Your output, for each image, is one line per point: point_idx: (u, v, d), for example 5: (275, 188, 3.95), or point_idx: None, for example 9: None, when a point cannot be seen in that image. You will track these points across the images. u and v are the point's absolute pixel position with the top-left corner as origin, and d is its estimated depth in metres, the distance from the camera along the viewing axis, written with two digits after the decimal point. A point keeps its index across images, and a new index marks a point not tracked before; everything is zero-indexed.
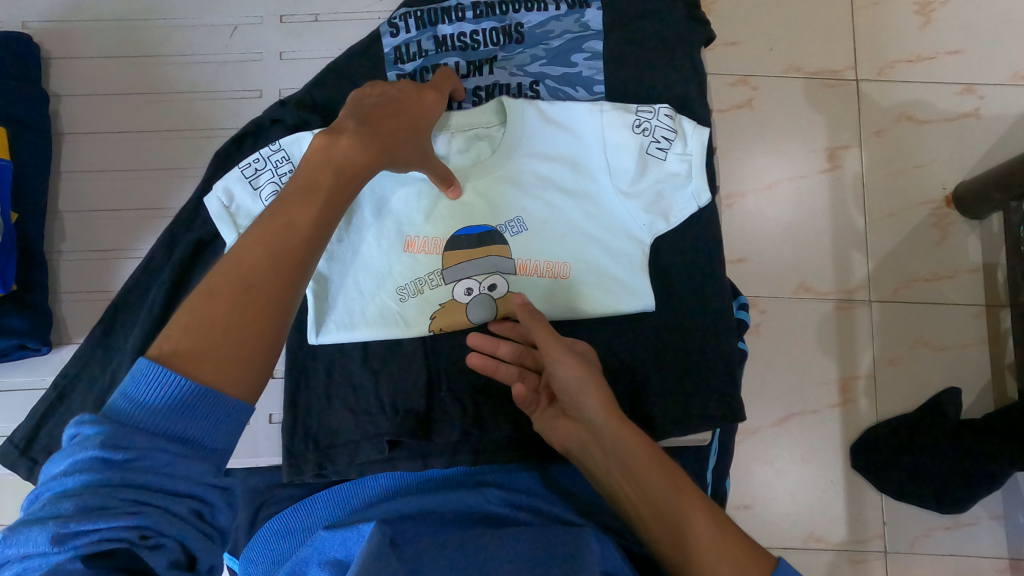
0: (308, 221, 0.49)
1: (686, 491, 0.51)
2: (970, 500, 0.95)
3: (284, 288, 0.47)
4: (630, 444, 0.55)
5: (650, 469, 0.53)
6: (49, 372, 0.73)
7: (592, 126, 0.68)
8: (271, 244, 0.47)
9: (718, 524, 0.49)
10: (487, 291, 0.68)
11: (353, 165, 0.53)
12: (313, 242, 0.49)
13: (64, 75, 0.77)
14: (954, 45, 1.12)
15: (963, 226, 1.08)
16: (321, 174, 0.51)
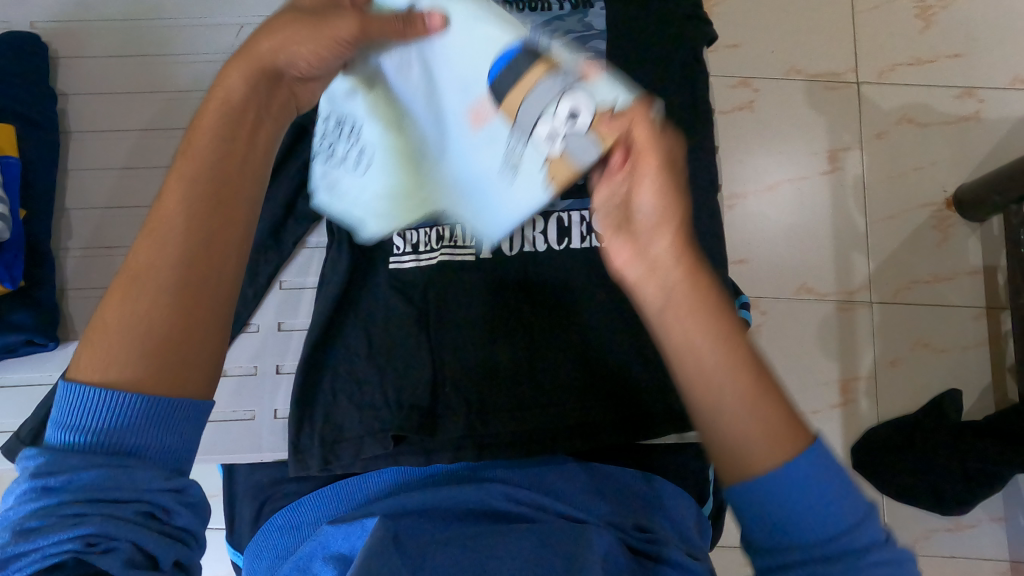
0: (183, 185, 0.45)
1: (734, 354, 0.43)
2: (973, 500, 0.95)
3: (197, 267, 0.44)
4: (698, 302, 0.43)
5: (699, 323, 0.43)
6: (56, 367, 0.74)
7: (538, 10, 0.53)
8: (157, 233, 0.44)
9: (752, 400, 0.42)
10: (569, 122, 0.43)
11: (216, 109, 0.48)
12: (206, 198, 0.46)
13: (70, 74, 0.78)
14: (954, 49, 1.13)
15: (963, 229, 1.09)
16: (190, 133, 0.48)
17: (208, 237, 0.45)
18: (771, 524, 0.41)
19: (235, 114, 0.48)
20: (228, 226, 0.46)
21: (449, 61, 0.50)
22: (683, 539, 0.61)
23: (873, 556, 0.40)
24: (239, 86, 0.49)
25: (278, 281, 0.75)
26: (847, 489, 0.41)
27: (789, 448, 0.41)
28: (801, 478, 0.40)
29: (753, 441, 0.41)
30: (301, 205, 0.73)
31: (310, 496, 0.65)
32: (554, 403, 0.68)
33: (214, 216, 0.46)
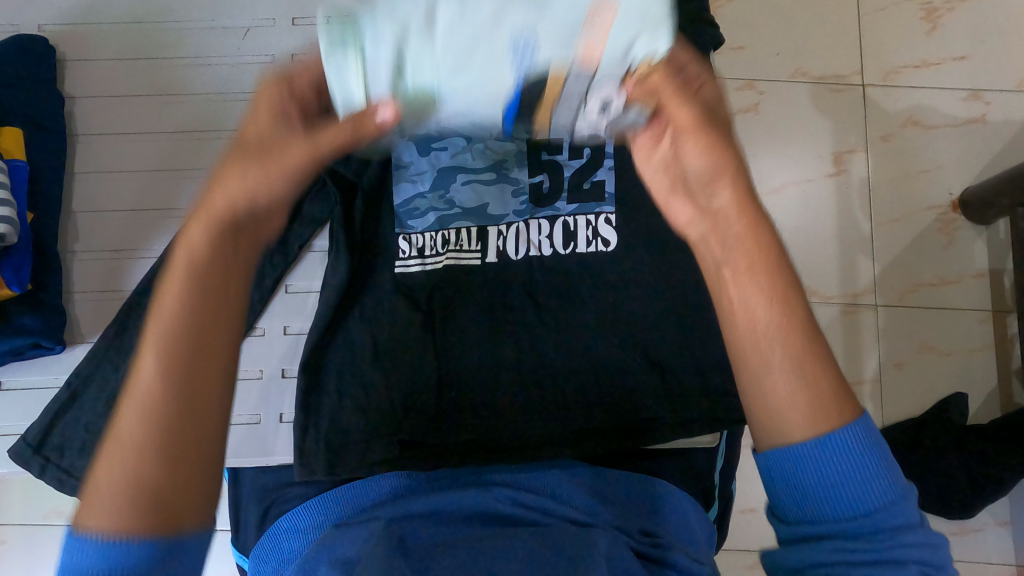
0: (156, 345, 0.47)
1: (786, 305, 0.48)
2: (976, 505, 0.96)
3: (176, 422, 0.46)
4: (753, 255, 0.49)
5: (757, 281, 0.48)
6: (62, 370, 0.74)
7: None
8: (139, 396, 0.46)
9: (796, 359, 0.47)
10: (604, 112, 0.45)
11: (181, 268, 0.48)
12: (179, 355, 0.47)
13: (78, 77, 0.78)
14: (960, 51, 1.13)
15: (969, 232, 1.08)
16: (161, 294, 0.48)
17: (188, 387, 0.47)
18: (804, 495, 0.45)
19: (199, 263, 0.48)
20: (204, 377, 0.47)
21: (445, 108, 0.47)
22: (691, 545, 0.61)
23: (904, 533, 0.44)
24: (201, 237, 0.48)
25: (284, 284, 0.75)
26: (885, 470, 0.45)
27: (830, 419, 0.46)
28: (834, 450, 0.45)
29: (790, 410, 0.47)
30: (307, 209, 0.72)
31: (311, 502, 0.63)
32: (560, 408, 0.68)
33: (193, 366, 0.47)
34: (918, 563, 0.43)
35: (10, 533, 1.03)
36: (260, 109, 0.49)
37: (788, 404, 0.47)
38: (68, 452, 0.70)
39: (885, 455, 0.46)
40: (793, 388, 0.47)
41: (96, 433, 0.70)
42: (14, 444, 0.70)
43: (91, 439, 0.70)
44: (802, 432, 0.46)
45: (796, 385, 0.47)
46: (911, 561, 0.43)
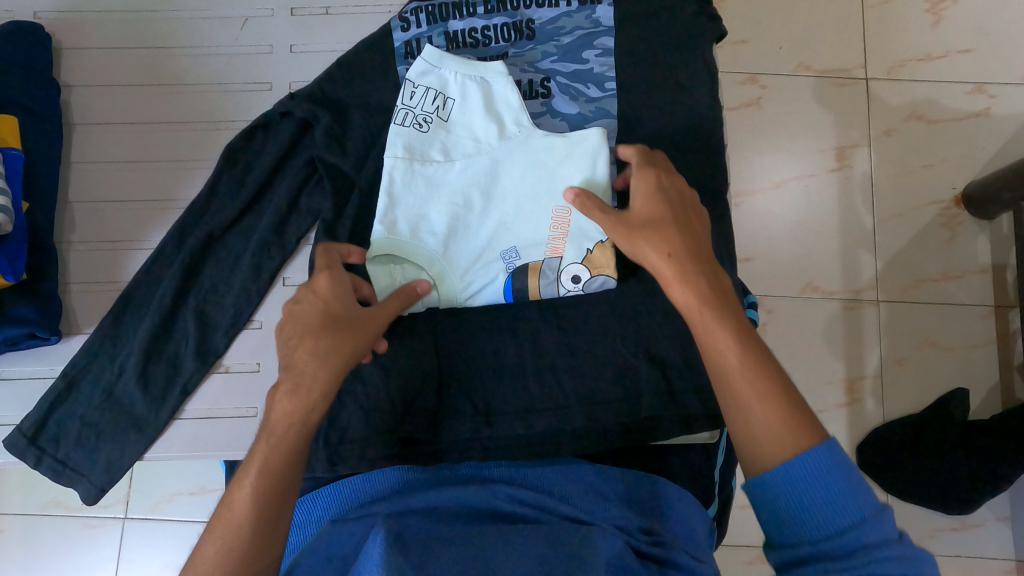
0: (258, 488, 0.51)
1: (734, 341, 0.52)
2: (978, 500, 0.96)
3: (252, 567, 0.50)
4: (684, 299, 0.55)
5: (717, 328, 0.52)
6: (58, 361, 0.73)
7: (439, 192, 0.68)
8: (225, 533, 0.50)
9: (765, 397, 0.49)
10: (578, 280, 0.68)
11: (295, 427, 0.54)
12: (275, 505, 0.51)
13: (74, 65, 0.77)
14: (965, 44, 1.12)
15: (972, 226, 1.08)
16: (269, 431, 0.54)
17: (277, 506, 0.51)
18: (784, 518, 0.47)
19: (308, 425, 0.54)
20: (282, 527, 0.52)
21: (470, 245, 0.69)
22: (691, 541, 0.61)
23: (882, 549, 0.44)
24: (317, 404, 0.55)
25: (282, 277, 0.73)
26: (856, 486, 0.46)
27: (787, 446, 0.48)
28: (805, 474, 0.47)
29: (757, 426, 0.49)
30: (304, 201, 0.73)
31: (311, 496, 0.65)
32: (562, 405, 0.67)
33: (280, 502, 0.52)
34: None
35: (9, 524, 1.03)
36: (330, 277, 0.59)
37: (753, 423, 0.49)
38: (64, 442, 0.70)
39: (855, 473, 0.47)
40: (760, 412, 0.49)
41: (92, 424, 0.70)
42: (9, 434, 0.70)
43: (87, 430, 0.70)
44: (771, 461, 0.48)
45: (763, 409, 0.49)
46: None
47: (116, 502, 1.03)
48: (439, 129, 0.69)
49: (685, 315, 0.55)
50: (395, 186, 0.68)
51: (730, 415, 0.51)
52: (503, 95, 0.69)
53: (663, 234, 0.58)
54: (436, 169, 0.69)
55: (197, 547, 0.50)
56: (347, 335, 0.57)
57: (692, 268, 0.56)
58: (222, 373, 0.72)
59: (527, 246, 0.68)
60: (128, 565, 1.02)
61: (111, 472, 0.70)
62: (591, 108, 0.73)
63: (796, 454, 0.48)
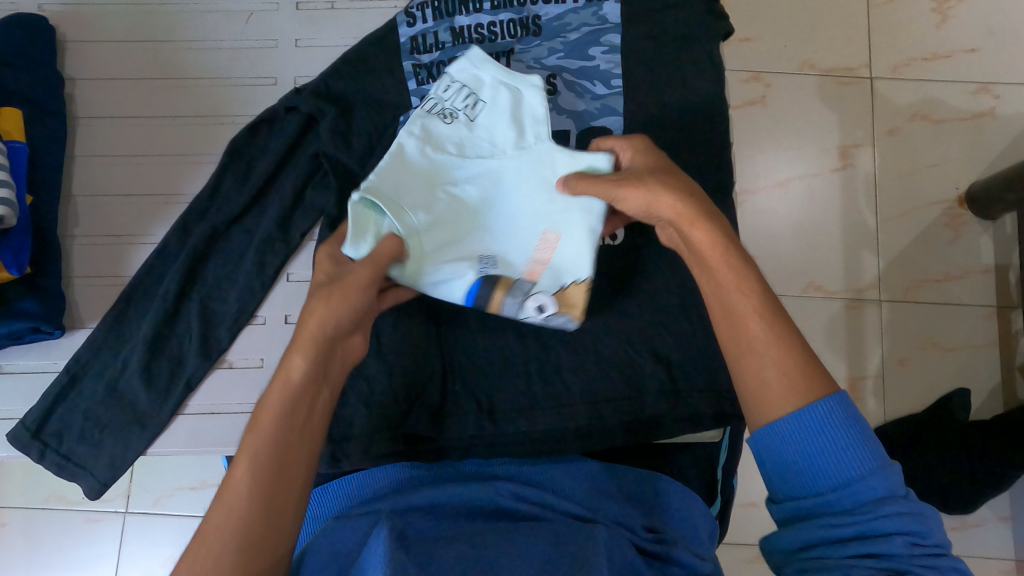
0: (250, 454, 0.49)
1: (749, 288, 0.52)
2: (980, 500, 0.97)
3: (261, 532, 0.48)
4: (700, 244, 0.54)
5: (730, 275, 0.53)
6: (61, 355, 0.73)
7: (439, 179, 0.63)
8: (228, 502, 0.48)
9: (776, 339, 0.50)
10: (541, 306, 0.61)
11: (280, 389, 0.51)
12: (273, 469, 0.49)
13: (78, 58, 0.77)
14: (970, 44, 1.11)
15: (975, 227, 1.08)
16: (261, 402, 0.51)
17: (277, 469, 0.49)
18: (793, 472, 0.48)
19: (296, 386, 0.51)
20: (290, 492, 0.50)
21: (451, 242, 0.63)
22: (695, 540, 0.61)
23: (888, 504, 0.45)
24: (302, 364, 0.52)
25: (286, 273, 0.74)
26: (864, 440, 0.47)
27: (800, 394, 0.48)
28: (815, 429, 0.47)
29: (770, 370, 0.50)
30: (308, 197, 0.73)
31: (316, 492, 0.65)
32: (564, 403, 0.68)
33: (279, 468, 0.49)
34: (903, 533, 0.45)
35: (9, 517, 1.03)
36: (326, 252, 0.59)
37: (768, 378, 0.50)
38: (67, 437, 0.70)
39: (864, 427, 0.47)
40: (775, 356, 0.50)
41: (95, 418, 0.70)
42: (12, 428, 0.70)
43: (90, 425, 0.70)
44: (785, 407, 0.48)
45: (782, 364, 0.49)
46: (895, 532, 0.45)
47: (117, 496, 1.03)
48: (462, 124, 0.65)
49: (702, 254, 0.54)
50: (397, 157, 0.62)
51: (746, 376, 0.51)
52: (533, 107, 0.66)
53: (671, 180, 0.57)
54: (447, 159, 0.64)
55: (204, 525, 0.48)
56: (322, 291, 0.54)
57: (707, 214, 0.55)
58: (225, 368, 0.72)
59: (506, 259, 0.63)
60: (128, 559, 1.02)
61: (115, 467, 0.70)
62: (597, 105, 0.73)
63: (811, 401, 0.48)
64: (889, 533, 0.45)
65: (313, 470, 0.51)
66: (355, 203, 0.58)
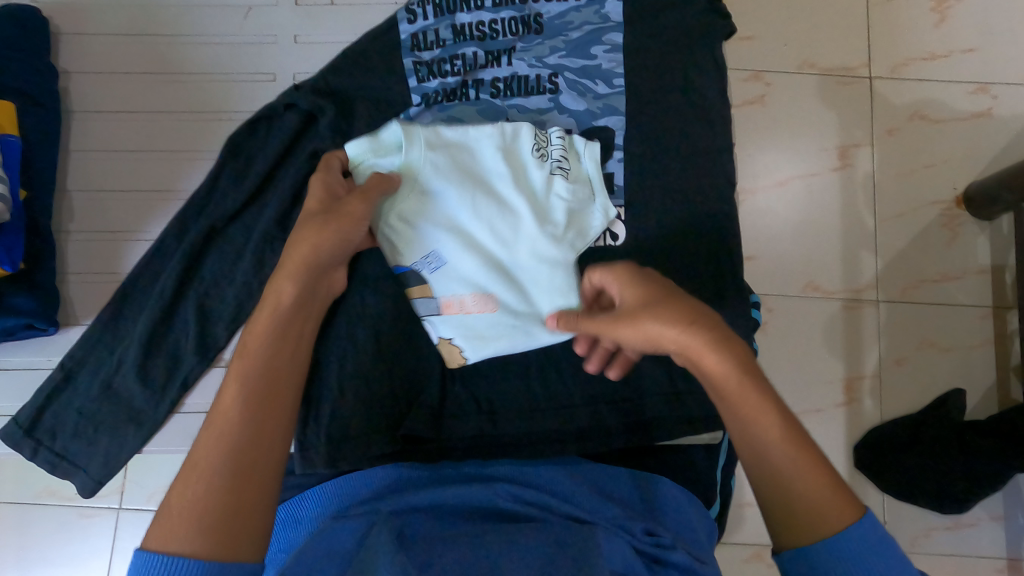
0: (240, 376, 0.51)
1: (780, 421, 0.49)
2: (972, 499, 0.96)
3: (251, 449, 0.49)
4: (725, 373, 0.49)
5: (758, 402, 0.49)
6: (56, 352, 0.72)
7: (474, 171, 0.65)
8: (219, 422, 0.49)
9: (788, 445, 0.49)
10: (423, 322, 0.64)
11: (267, 313, 0.55)
12: (263, 385, 0.51)
13: (73, 51, 0.76)
14: (969, 44, 1.11)
15: (972, 227, 1.08)
16: (247, 333, 0.54)
17: (266, 378, 0.52)
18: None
19: (281, 312, 0.55)
20: (279, 410, 0.52)
21: (436, 217, 0.65)
22: (694, 542, 0.61)
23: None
24: (287, 292, 0.56)
25: None
26: (893, 562, 0.46)
27: (837, 516, 0.47)
28: (847, 555, 0.46)
29: (800, 488, 0.48)
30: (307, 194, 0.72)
31: (309, 491, 0.63)
32: (563, 403, 0.68)
33: (269, 385, 0.52)
34: None
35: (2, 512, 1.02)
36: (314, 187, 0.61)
37: (794, 496, 0.48)
38: (61, 434, 0.69)
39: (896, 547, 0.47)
40: (802, 487, 0.48)
41: (90, 416, 0.69)
42: (5, 425, 0.69)
43: (84, 423, 0.69)
44: (825, 526, 0.47)
45: (810, 485, 0.48)
46: None
47: (111, 492, 1.02)
48: (536, 168, 0.66)
49: (719, 387, 0.50)
50: (462, 132, 0.65)
51: (757, 467, 0.50)
52: (587, 220, 0.68)
53: (671, 308, 0.52)
54: (497, 169, 0.65)
55: (190, 450, 0.48)
56: (317, 217, 0.58)
57: (726, 339, 0.51)
58: (222, 367, 0.72)
59: (452, 264, 0.65)
60: (123, 556, 1.02)
61: (110, 465, 0.69)
62: (599, 105, 0.72)
63: (841, 528, 0.46)
64: None
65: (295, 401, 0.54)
66: (397, 128, 0.63)
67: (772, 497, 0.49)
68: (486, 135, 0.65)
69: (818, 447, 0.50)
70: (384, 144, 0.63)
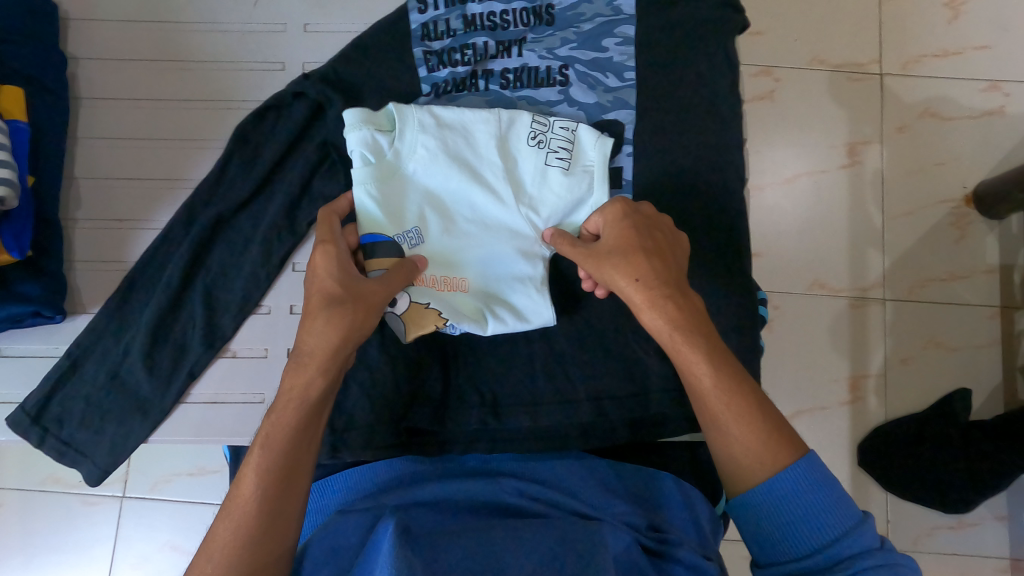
0: (264, 466, 0.49)
1: (729, 378, 0.52)
2: (976, 501, 0.97)
3: (263, 547, 0.49)
4: (667, 323, 0.54)
5: (702, 354, 0.53)
6: (63, 340, 0.72)
7: (466, 152, 0.64)
8: (237, 513, 0.49)
9: (736, 413, 0.51)
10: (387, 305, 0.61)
11: (294, 403, 0.52)
12: (283, 482, 0.50)
13: (83, 38, 0.76)
14: (982, 41, 1.10)
15: (981, 226, 1.07)
16: (271, 414, 0.52)
17: (288, 470, 0.50)
18: (765, 537, 0.51)
19: (311, 401, 0.52)
20: (295, 500, 0.51)
21: (419, 193, 0.64)
22: (700, 540, 0.61)
23: (860, 560, 0.48)
24: (315, 378, 0.52)
25: (291, 262, 0.73)
26: (833, 502, 0.50)
27: (764, 466, 0.51)
28: (782, 496, 0.50)
29: (736, 446, 0.52)
30: (316, 184, 0.72)
31: (325, 481, 0.65)
32: (570, 398, 0.67)
33: (286, 481, 0.50)
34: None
35: (6, 498, 1.02)
36: (327, 266, 0.55)
37: (730, 442, 0.52)
38: (68, 422, 0.69)
39: (833, 489, 0.50)
40: (738, 434, 0.51)
41: (96, 405, 0.69)
42: (12, 413, 0.69)
43: (91, 411, 0.69)
44: (755, 477, 0.51)
45: (741, 431, 0.51)
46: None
47: (115, 480, 1.02)
48: (531, 154, 0.65)
49: (659, 340, 0.55)
50: (461, 117, 0.65)
51: (705, 414, 0.53)
52: (574, 214, 0.66)
53: (630, 259, 0.55)
54: (489, 155, 0.65)
55: (205, 537, 0.49)
56: (343, 309, 0.53)
57: (680, 296, 0.55)
58: (229, 358, 0.72)
59: (428, 242, 0.64)
60: (125, 544, 1.02)
61: (116, 454, 0.70)
62: (610, 98, 0.71)
63: (774, 473, 0.51)
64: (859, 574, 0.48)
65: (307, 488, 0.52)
66: (394, 107, 0.63)
67: (711, 429, 0.53)
68: (482, 120, 0.65)
69: (778, 411, 0.53)
70: (382, 120, 0.63)
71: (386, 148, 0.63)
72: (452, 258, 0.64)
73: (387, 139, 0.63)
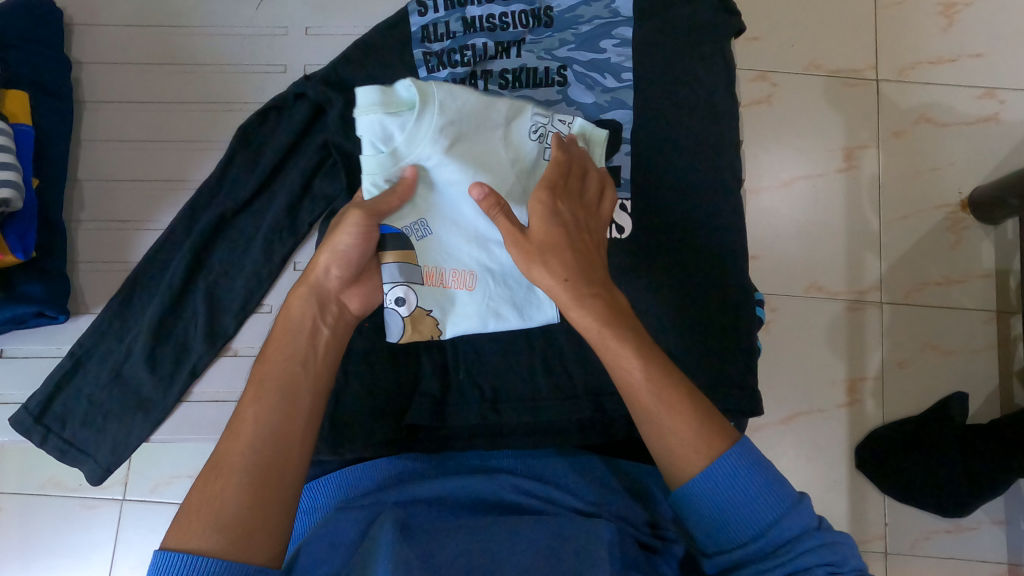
0: (259, 376, 0.54)
1: (653, 369, 0.53)
2: (973, 504, 0.97)
3: (273, 443, 0.51)
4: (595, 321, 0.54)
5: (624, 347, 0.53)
6: (65, 340, 0.73)
7: (479, 143, 0.60)
8: (242, 422, 0.51)
9: (670, 403, 0.52)
10: (395, 303, 0.61)
11: (285, 332, 0.57)
12: (282, 388, 0.53)
13: (87, 41, 0.76)
14: (977, 48, 1.11)
15: (976, 231, 1.08)
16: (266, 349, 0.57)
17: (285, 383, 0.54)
18: (713, 526, 0.50)
19: (301, 325, 0.57)
20: (301, 406, 0.53)
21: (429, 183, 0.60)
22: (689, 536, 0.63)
23: (803, 542, 0.48)
24: (305, 305, 0.58)
25: (293, 262, 0.74)
26: (772, 484, 0.50)
27: (701, 454, 0.51)
28: (721, 483, 0.50)
29: (669, 437, 0.52)
30: (317, 184, 0.73)
31: (319, 481, 0.64)
32: (566, 395, 0.68)
33: (281, 387, 0.53)
34: (823, 564, 0.48)
35: (5, 502, 1.03)
36: None
37: (667, 433, 0.52)
38: (70, 420, 0.70)
39: (770, 470, 0.50)
40: (670, 424, 0.52)
41: (99, 403, 0.70)
42: (15, 413, 0.69)
43: (93, 410, 0.70)
44: (693, 468, 0.51)
45: (674, 422, 0.51)
46: (816, 565, 0.48)
47: (115, 482, 1.03)
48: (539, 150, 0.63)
49: (588, 336, 0.55)
50: (477, 102, 0.60)
51: (637, 410, 0.53)
52: None
53: (559, 257, 0.56)
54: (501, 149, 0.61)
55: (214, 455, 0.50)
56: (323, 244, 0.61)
57: (601, 291, 0.56)
58: (230, 356, 0.73)
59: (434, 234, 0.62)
60: (125, 547, 1.02)
61: (117, 453, 0.70)
62: (607, 98, 0.72)
63: (713, 460, 0.50)
64: (809, 565, 0.48)
65: (315, 402, 0.55)
66: (410, 85, 0.57)
67: (645, 426, 0.53)
68: (497, 110, 0.61)
69: (713, 405, 0.54)
70: (397, 99, 0.57)
71: (399, 131, 0.58)
72: (458, 250, 0.62)
73: (401, 122, 0.57)
